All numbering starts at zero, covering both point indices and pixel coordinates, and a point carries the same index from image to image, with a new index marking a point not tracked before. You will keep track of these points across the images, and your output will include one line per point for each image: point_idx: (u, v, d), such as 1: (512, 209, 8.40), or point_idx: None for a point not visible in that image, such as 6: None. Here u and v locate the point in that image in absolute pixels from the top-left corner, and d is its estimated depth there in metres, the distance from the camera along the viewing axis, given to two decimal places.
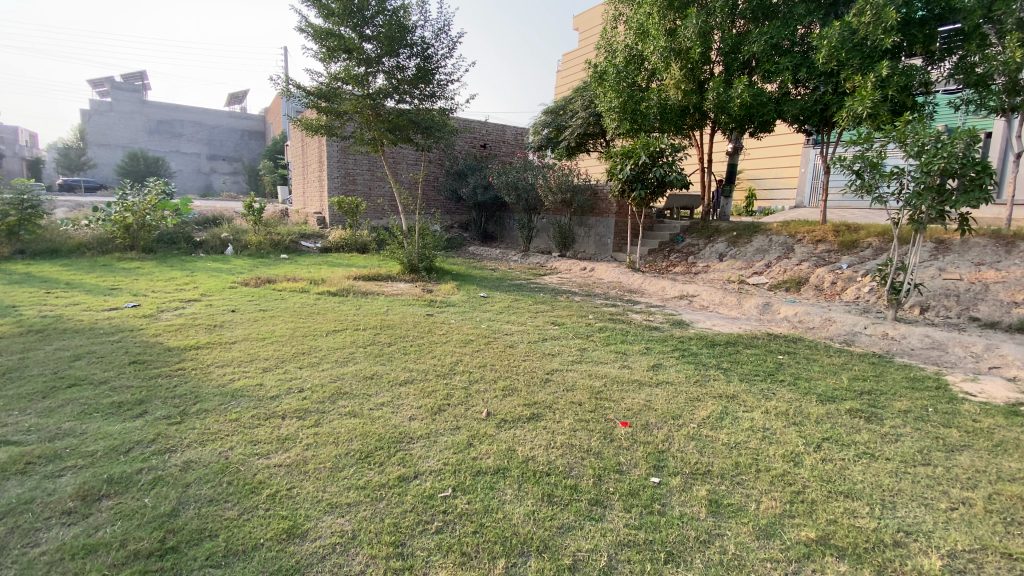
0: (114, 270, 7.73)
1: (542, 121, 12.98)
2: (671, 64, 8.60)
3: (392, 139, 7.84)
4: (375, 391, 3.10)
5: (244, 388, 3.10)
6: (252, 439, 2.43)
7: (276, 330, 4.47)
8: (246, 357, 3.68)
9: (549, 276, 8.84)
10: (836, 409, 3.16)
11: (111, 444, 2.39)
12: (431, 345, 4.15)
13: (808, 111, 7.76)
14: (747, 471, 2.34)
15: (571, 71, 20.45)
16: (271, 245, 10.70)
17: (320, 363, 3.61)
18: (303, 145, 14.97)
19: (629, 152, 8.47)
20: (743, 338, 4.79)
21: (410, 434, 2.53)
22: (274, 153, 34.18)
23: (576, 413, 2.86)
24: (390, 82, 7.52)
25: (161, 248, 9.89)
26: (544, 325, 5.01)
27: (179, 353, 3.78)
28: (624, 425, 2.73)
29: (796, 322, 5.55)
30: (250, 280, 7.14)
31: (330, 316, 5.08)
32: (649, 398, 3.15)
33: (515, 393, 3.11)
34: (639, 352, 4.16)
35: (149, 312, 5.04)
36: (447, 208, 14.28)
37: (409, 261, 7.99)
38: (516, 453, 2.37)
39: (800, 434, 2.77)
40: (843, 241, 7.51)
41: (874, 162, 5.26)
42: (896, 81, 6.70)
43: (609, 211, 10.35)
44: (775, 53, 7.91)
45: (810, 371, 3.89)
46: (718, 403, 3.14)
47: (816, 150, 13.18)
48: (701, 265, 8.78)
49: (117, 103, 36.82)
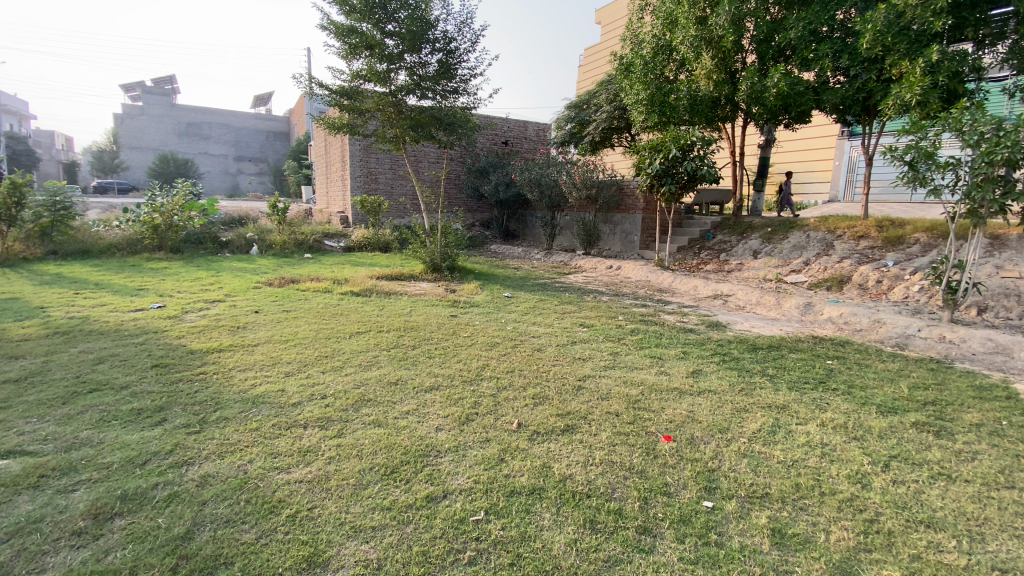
0: (141, 271, 7.80)
1: (565, 116, 12.72)
2: (702, 54, 8.26)
3: (414, 137, 7.70)
4: (400, 398, 2.94)
5: (265, 394, 2.98)
6: (273, 451, 2.30)
7: (299, 332, 4.37)
8: (268, 361, 3.57)
9: (574, 274, 8.62)
10: (899, 423, 2.88)
11: (128, 455, 2.28)
12: (456, 348, 3.99)
13: (850, 100, 7.36)
14: (810, 495, 2.10)
15: (594, 65, 20.17)
16: (295, 245, 10.72)
17: (343, 367, 3.48)
18: (326, 144, 15.02)
19: (657, 146, 8.24)
20: (787, 341, 4.50)
21: (437, 447, 2.36)
22: (299, 153, 34.63)
23: (614, 425, 2.65)
24: (412, 78, 7.37)
25: (189, 249, 9.99)
26: (573, 327, 4.81)
27: (201, 356, 3.69)
28: (668, 439, 2.53)
29: (842, 324, 5.22)
30: (274, 279, 7.11)
31: (354, 317, 4.97)
32: (692, 408, 2.93)
33: (547, 402, 2.92)
34: (676, 357, 3.92)
35: (174, 313, 5.01)
36: (469, 206, 14.16)
37: (432, 261, 7.86)
38: (552, 470, 2.18)
39: (864, 451, 2.52)
40: (887, 237, 7.11)
41: (929, 152, 4.88)
42: (948, 67, 6.26)
43: (636, 207, 10.07)
44: (813, 40, 7.52)
45: (864, 379, 3.60)
46: (768, 414, 2.90)
47: (852, 142, 12.62)
48: (735, 263, 8.44)
49: (148, 107, 37.81)
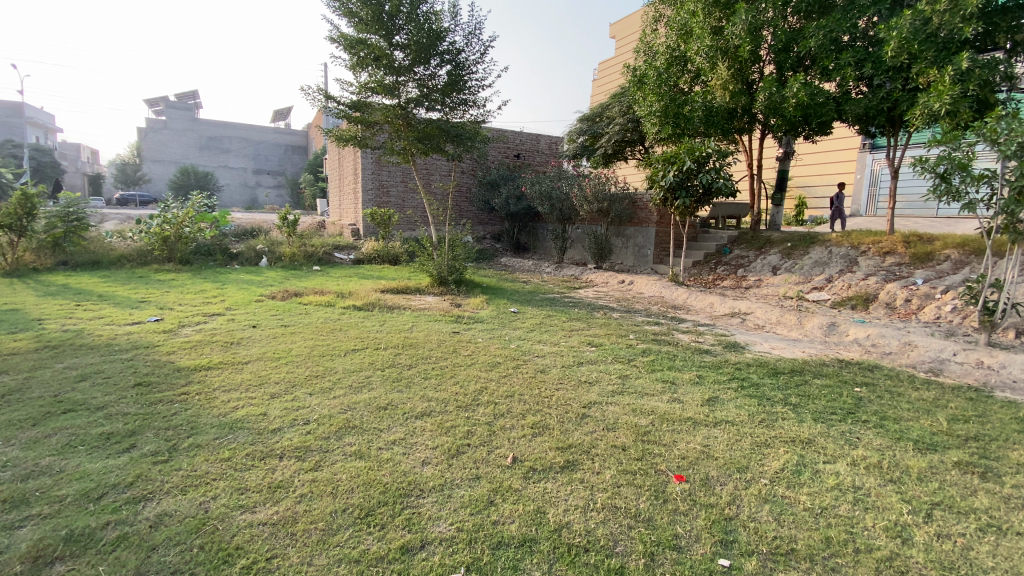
0: (148, 282, 7.77)
1: (578, 128, 12.58)
2: (717, 64, 8.04)
3: (422, 149, 7.56)
4: (388, 425, 2.72)
5: (245, 419, 2.78)
6: (240, 486, 2.10)
7: (293, 349, 4.19)
8: (255, 381, 3.39)
9: (584, 289, 8.37)
10: (941, 463, 2.57)
11: (85, 487, 2.09)
12: (454, 368, 3.77)
13: (874, 110, 7.04)
14: (843, 552, 1.82)
15: (607, 79, 20.14)
16: (304, 257, 10.65)
17: (333, 389, 3.26)
18: (339, 157, 15.06)
19: (670, 158, 8.05)
20: (809, 365, 4.19)
21: (421, 485, 2.13)
22: (315, 166, 35.07)
23: (620, 461, 2.39)
24: (420, 90, 7.26)
25: (198, 260, 9.98)
26: (580, 347, 4.56)
27: (187, 374, 3.52)
28: (680, 479, 2.27)
29: (869, 346, 4.89)
30: (277, 292, 7.00)
31: (352, 333, 4.78)
32: (707, 443, 2.66)
33: (546, 433, 2.67)
34: (690, 382, 3.64)
35: (169, 327, 4.88)
36: (480, 219, 14.02)
37: (439, 274, 7.68)
38: (547, 517, 1.93)
39: (903, 498, 2.23)
40: (915, 253, 6.76)
41: (963, 163, 4.55)
42: (979, 75, 5.94)
43: (649, 221, 9.81)
44: (835, 49, 7.26)
45: (897, 410, 3.28)
46: (791, 450, 2.62)
47: (874, 155, 12.29)
48: (753, 279, 8.12)
49: (171, 121, 38.72)
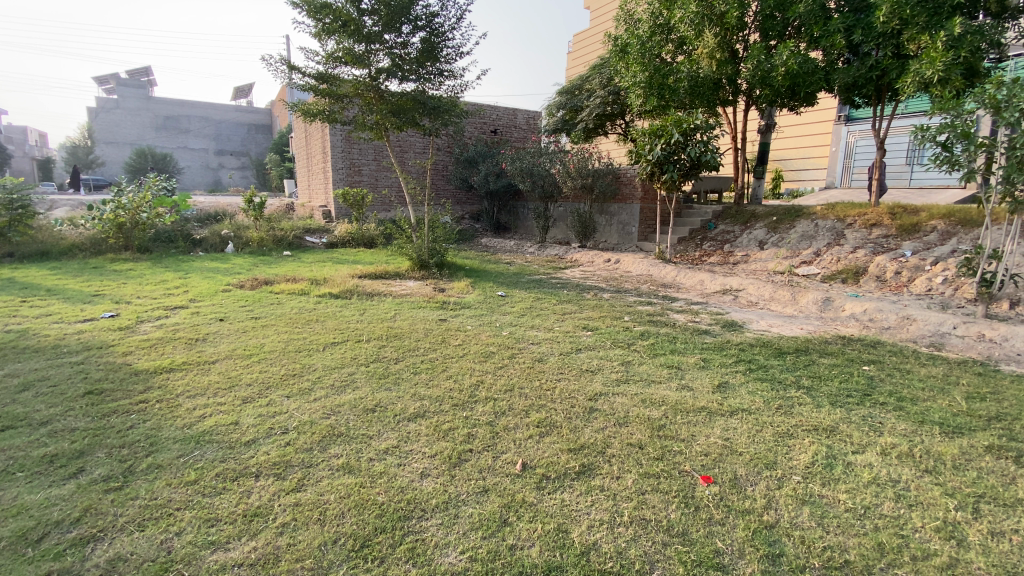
0: (103, 273, 7.18)
1: (556, 102, 12.15)
2: (703, 31, 7.76)
3: (396, 123, 7.08)
4: (378, 431, 2.43)
5: (213, 430, 2.45)
6: (209, 517, 1.80)
7: (265, 344, 3.84)
8: (224, 384, 3.04)
9: (571, 269, 8.13)
10: (971, 447, 2.44)
11: (20, 528, 1.75)
12: (445, 360, 3.48)
13: (863, 79, 6.88)
14: (901, 562, 1.65)
15: (584, 51, 19.69)
16: (274, 241, 10.08)
17: (313, 390, 2.94)
18: (306, 136, 14.33)
19: (657, 131, 7.77)
20: (812, 343, 4.05)
21: (422, 504, 1.87)
22: (280, 146, 33.77)
23: (640, 463, 2.17)
24: (393, 60, 6.76)
25: (159, 248, 9.30)
26: (576, 331, 4.32)
27: (146, 379, 3.13)
28: (708, 481, 2.06)
29: (867, 321, 4.79)
30: (245, 281, 6.52)
31: (330, 324, 4.42)
32: (728, 436, 2.46)
33: (554, 432, 2.43)
34: (696, 367, 3.45)
35: (126, 323, 4.43)
36: (457, 198, 13.57)
37: (419, 257, 7.33)
38: (570, 538, 1.69)
39: (945, 490, 2.08)
40: (902, 224, 6.74)
41: (965, 131, 4.42)
42: (971, 41, 5.82)
43: (633, 197, 9.59)
44: (823, 15, 7.04)
45: (912, 390, 3.15)
46: (816, 440, 2.45)
47: (849, 127, 12.35)
48: (740, 254, 8.01)
49: (123, 100, 36.44)
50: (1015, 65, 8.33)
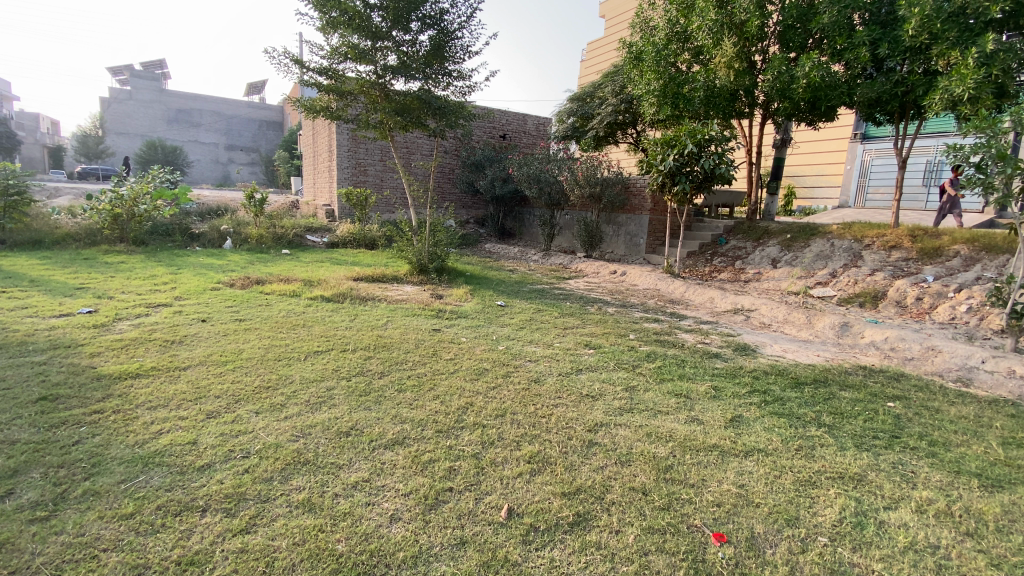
0: (93, 265, 6.97)
1: (567, 108, 11.93)
2: (722, 40, 7.51)
3: (400, 123, 6.85)
4: (349, 460, 2.16)
5: (167, 450, 2.19)
6: (137, 564, 1.54)
7: (244, 350, 3.59)
8: (190, 394, 2.78)
9: (575, 280, 7.87)
10: (1015, 505, 2.11)
11: None
12: (434, 377, 3.22)
13: (887, 95, 6.59)
14: None
15: (598, 60, 19.56)
16: (273, 239, 9.85)
17: (286, 407, 2.67)
18: (313, 133, 14.17)
19: (670, 141, 7.58)
20: (831, 373, 3.77)
21: (387, 558, 1.60)
22: (289, 143, 33.83)
23: (643, 514, 1.90)
24: (399, 57, 6.55)
25: (155, 241, 9.11)
26: (577, 349, 4.05)
27: (108, 385, 2.88)
28: (721, 540, 1.79)
29: (888, 350, 4.50)
30: (237, 279, 6.28)
31: (316, 330, 4.16)
32: (743, 482, 2.18)
33: (547, 470, 2.16)
34: (706, 397, 3.17)
35: (102, 321, 4.19)
36: (463, 202, 13.36)
37: (419, 261, 7.08)
38: None
39: (990, 560, 1.76)
40: (923, 248, 6.43)
41: (1003, 152, 4.11)
42: (1004, 58, 5.51)
43: (642, 208, 9.34)
44: (848, 27, 6.76)
45: (944, 432, 2.85)
46: (843, 491, 2.16)
47: (865, 145, 12.06)
48: (751, 272, 7.72)
49: (137, 91, 36.52)
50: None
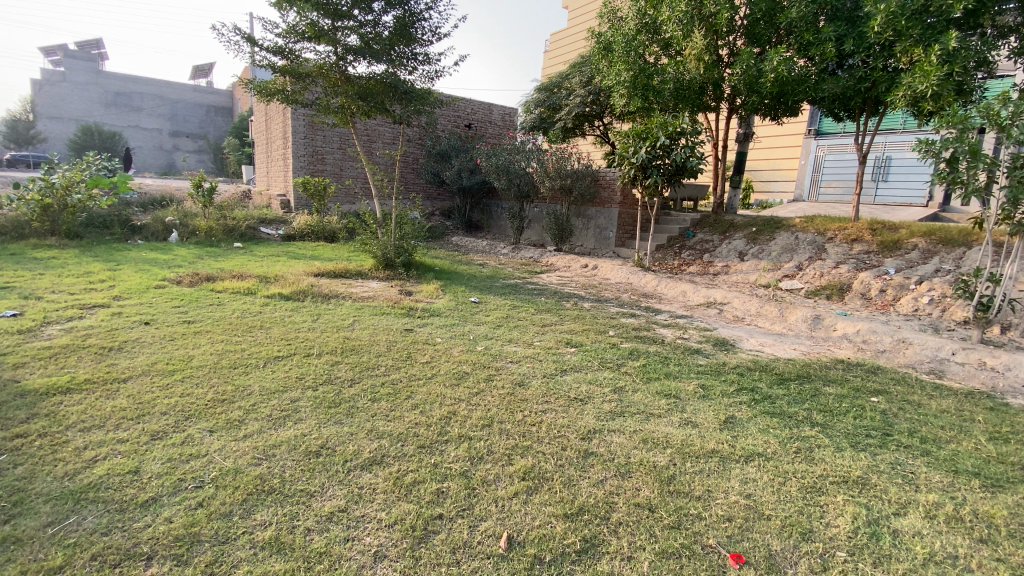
0: (19, 261, 6.28)
1: (534, 98, 11.71)
2: (692, 32, 7.44)
3: (362, 108, 6.46)
4: (322, 485, 1.91)
5: (104, 482, 1.87)
6: None
7: (194, 357, 3.22)
8: (134, 411, 2.44)
9: (546, 274, 7.73)
10: (1019, 506, 2.07)
11: None
12: (410, 384, 2.96)
13: (851, 91, 6.69)
14: None
15: (561, 50, 19.52)
16: (224, 231, 9.21)
17: (244, 424, 2.36)
18: (266, 119, 13.39)
19: (641, 133, 7.45)
20: (812, 368, 3.75)
21: None
22: (238, 130, 32.16)
23: (654, 535, 1.75)
24: (361, 38, 6.13)
25: (91, 234, 8.36)
26: (559, 348, 3.88)
27: (33, 403, 2.48)
28: (740, 561, 1.65)
29: (860, 343, 4.56)
30: (185, 276, 5.77)
31: (275, 333, 3.81)
32: (749, 491, 2.07)
33: (546, 488, 1.97)
34: (696, 397, 3.06)
35: (27, 325, 3.70)
36: (427, 193, 12.99)
37: (384, 255, 6.74)
38: None
39: (1012, 571, 1.69)
40: (883, 241, 6.62)
41: (974, 148, 4.15)
42: (965, 55, 5.64)
43: (611, 201, 9.28)
44: (813, 22, 6.86)
45: (931, 427, 2.84)
46: (850, 497, 2.08)
47: (818, 141, 12.44)
48: (720, 265, 7.79)
49: (70, 73, 33.79)
50: (996, 83, 8.65)
